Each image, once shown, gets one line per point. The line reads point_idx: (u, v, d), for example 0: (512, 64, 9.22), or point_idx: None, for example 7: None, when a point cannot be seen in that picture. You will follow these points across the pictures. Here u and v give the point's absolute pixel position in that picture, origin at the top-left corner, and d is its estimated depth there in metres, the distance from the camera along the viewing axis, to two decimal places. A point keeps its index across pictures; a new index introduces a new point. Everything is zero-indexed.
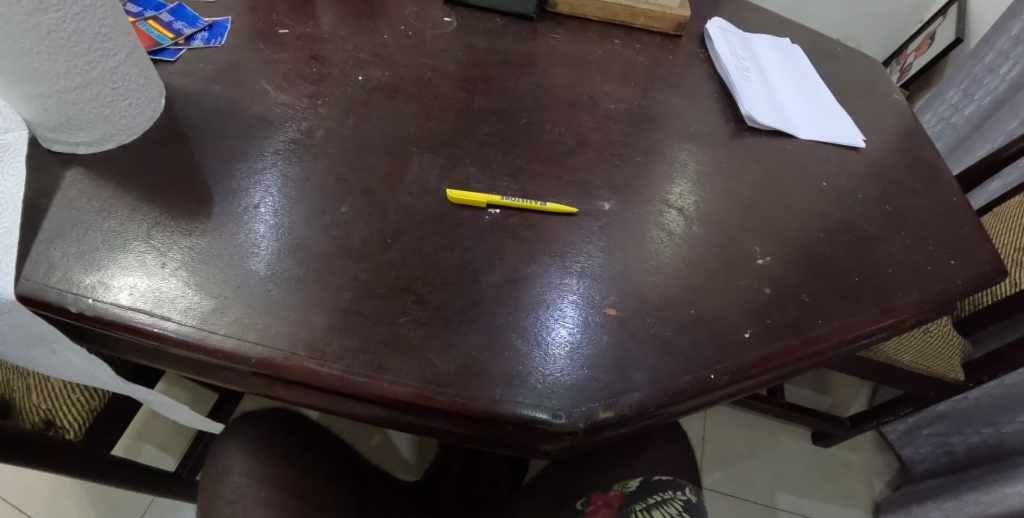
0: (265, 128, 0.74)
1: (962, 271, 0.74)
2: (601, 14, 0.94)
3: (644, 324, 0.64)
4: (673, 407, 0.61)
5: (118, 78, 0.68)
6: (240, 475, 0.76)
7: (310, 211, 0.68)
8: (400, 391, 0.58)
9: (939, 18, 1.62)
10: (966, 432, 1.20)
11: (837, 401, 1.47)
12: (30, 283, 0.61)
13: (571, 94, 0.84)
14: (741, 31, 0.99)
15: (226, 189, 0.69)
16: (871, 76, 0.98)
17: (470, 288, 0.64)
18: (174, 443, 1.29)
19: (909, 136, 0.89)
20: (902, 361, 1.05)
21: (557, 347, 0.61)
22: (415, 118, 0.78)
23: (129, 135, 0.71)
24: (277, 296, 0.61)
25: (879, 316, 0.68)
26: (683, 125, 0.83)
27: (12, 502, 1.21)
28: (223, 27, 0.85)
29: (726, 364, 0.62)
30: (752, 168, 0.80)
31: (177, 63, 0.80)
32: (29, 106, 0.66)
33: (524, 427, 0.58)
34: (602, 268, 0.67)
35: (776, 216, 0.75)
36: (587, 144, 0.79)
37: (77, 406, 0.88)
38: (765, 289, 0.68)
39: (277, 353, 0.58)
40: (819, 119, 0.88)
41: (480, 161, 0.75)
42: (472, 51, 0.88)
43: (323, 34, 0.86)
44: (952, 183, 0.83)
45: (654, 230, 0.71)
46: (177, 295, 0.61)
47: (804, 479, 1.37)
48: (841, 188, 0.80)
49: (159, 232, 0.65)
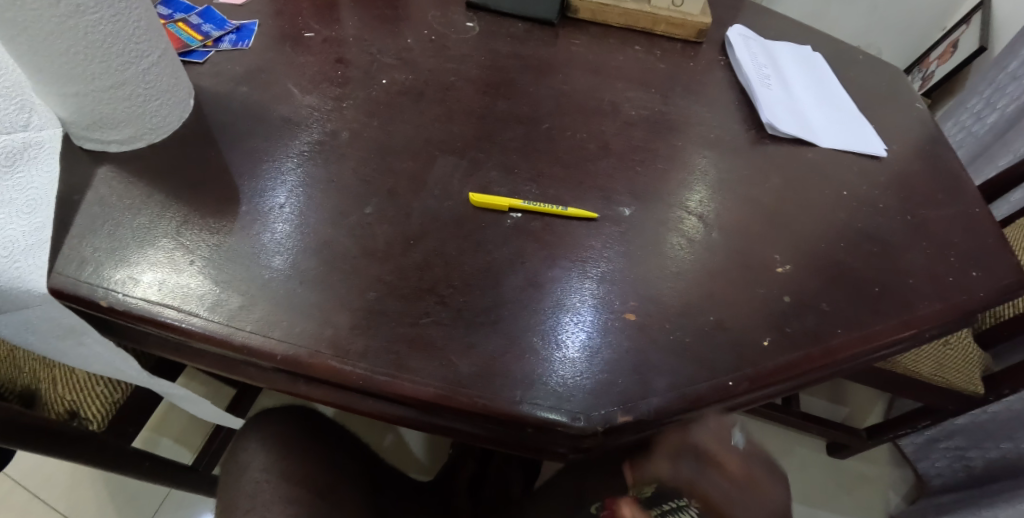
0: (292, 130, 0.76)
1: (984, 283, 0.73)
2: (623, 20, 0.95)
3: (663, 329, 0.64)
4: (692, 413, 0.61)
5: (151, 78, 0.70)
6: (259, 471, 0.78)
7: (333, 212, 0.69)
8: (422, 390, 0.58)
9: (963, 26, 1.60)
10: (984, 446, 1.19)
11: (852, 412, 1.46)
12: (63, 276, 0.62)
13: (593, 100, 0.85)
14: (762, 38, 0.99)
15: (252, 189, 0.70)
16: (894, 86, 0.98)
17: (492, 291, 0.65)
18: (192, 437, 1.31)
19: (930, 145, 0.89)
20: (921, 373, 1.04)
21: (576, 350, 0.62)
22: (438, 122, 0.79)
23: (159, 134, 0.72)
24: (302, 294, 0.63)
25: (900, 327, 0.68)
26: (704, 132, 0.83)
27: (33, 490, 1.23)
28: (250, 30, 0.86)
29: (746, 372, 0.62)
30: (773, 176, 0.80)
31: (205, 64, 0.81)
32: (65, 105, 0.67)
33: (543, 430, 0.59)
34: (621, 273, 0.68)
35: (796, 223, 0.75)
36: (608, 150, 0.79)
37: (101, 397, 0.90)
38: (785, 298, 0.68)
39: (301, 350, 0.59)
40: (840, 128, 0.88)
41: (502, 166, 0.76)
42: (494, 56, 0.89)
43: (348, 37, 0.88)
44: (976, 195, 0.82)
45: (674, 236, 0.72)
46: (204, 291, 0.62)
47: (819, 490, 1.36)
48: (861, 197, 0.80)
49: (188, 229, 0.66)
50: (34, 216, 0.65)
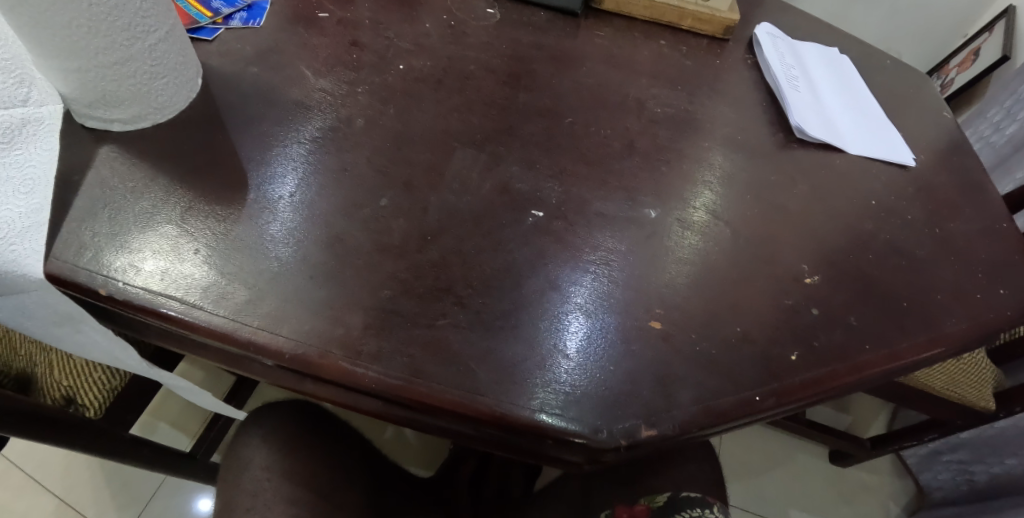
0: (303, 115, 0.73)
1: (1012, 301, 0.71)
2: (648, 13, 0.92)
3: (689, 341, 0.62)
4: (713, 427, 0.59)
5: (158, 55, 0.66)
6: (261, 468, 0.75)
7: (345, 203, 0.66)
8: (436, 396, 0.56)
9: (985, 33, 1.57)
10: (988, 461, 1.17)
11: (855, 421, 1.44)
12: (60, 262, 0.59)
13: (616, 95, 0.82)
14: (790, 38, 0.96)
15: (261, 176, 0.67)
16: (922, 93, 0.95)
17: (512, 293, 0.62)
18: (188, 423, 1.28)
19: (958, 154, 0.86)
20: (934, 388, 1.01)
21: (580, 357, 0.59)
22: (457, 112, 0.76)
23: (165, 114, 0.69)
24: (312, 289, 0.60)
25: (928, 345, 0.66)
26: (730, 133, 0.81)
27: (26, 471, 1.21)
28: (262, 8, 0.83)
29: (771, 387, 0.60)
30: (800, 182, 0.77)
31: (214, 42, 0.78)
32: (66, 80, 0.64)
33: (562, 442, 0.57)
34: (619, 323, 0.62)
35: (823, 232, 0.73)
36: (633, 149, 0.77)
37: (98, 384, 0.87)
38: (812, 310, 0.66)
39: (311, 349, 0.57)
40: (868, 135, 0.85)
41: (523, 160, 0.73)
42: (516, 46, 0.85)
43: (363, 19, 0.84)
44: (1003, 209, 0.80)
45: (695, 241, 0.69)
46: (209, 283, 0.59)
47: (821, 498, 1.34)
48: (890, 207, 0.77)
49: (193, 216, 0.63)
50: (32, 197, 0.61)
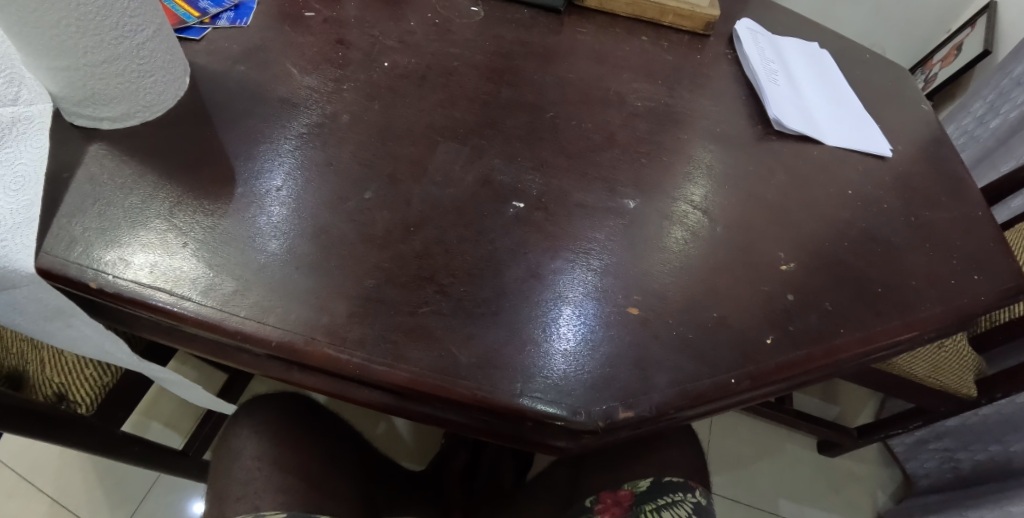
0: (289, 111, 0.74)
1: (985, 285, 0.73)
2: (630, 10, 0.93)
3: (666, 326, 0.63)
4: (691, 410, 0.60)
5: (145, 54, 0.68)
6: (252, 458, 0.76)
7: (330, 197, 0.67)
8: (420, 380, 0.57)
9: (968, 28, 1.59)
10: (973, 448, 1.19)
11: (843, 412, 1.46)
12: (52, 257, 0.61)
13: (598, 89, 0.84)
14: (770, 33, 0.97)
15: (249, 172, 0.68)
16: (900, 85, 0.97)
17: (493, 281, 0.63)
18: (181, 422, 1.29)
19: (934, 145, 0.88)
20: (916, 375, 1.03)
21: (562, 342, 0.61)
22: (441, 107, 0.77)
23: (153, 112, 0.70)
24: (298, 280, 0.61)
25: (902, 328, 0.68)
26: (709, 126, 0.82)
27: (20, 472, 1.21)
28: (249, 8, 0.84)
29: (747, 369, 0.62)
30: (778, 172, 0.79)
31: (202, 42, 0.79)
32: (55, 79, 0.65)
33: (543, 424, 0.58)
34: (600, 310, 0.63)
35: (799, 221, 0.74)
36: (613, 141, 0.78)
37: (90, 381, 0.88)
38: (787, 296, 0.67)
39: (298, 337, 0.58)
40: (846, 126, 0.87)
41: (506, 154, 0.74)
42: (499, 43, 0.87)
43: (349, 18, 0.86)
44: (977, 197, 0.82)
45: (675, 231, 0.70)
46: (197, 275, 0.60)
47: (809, 487, 1.36)
48: (866, 196, 0.79)
49: (181, 210, 0.64)
50: (22, 194, 0.62)
